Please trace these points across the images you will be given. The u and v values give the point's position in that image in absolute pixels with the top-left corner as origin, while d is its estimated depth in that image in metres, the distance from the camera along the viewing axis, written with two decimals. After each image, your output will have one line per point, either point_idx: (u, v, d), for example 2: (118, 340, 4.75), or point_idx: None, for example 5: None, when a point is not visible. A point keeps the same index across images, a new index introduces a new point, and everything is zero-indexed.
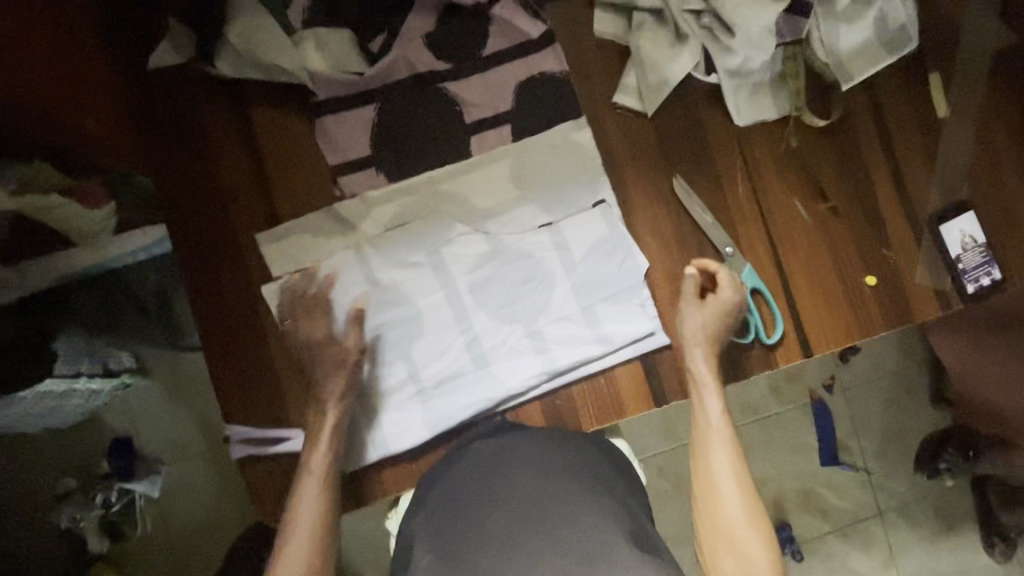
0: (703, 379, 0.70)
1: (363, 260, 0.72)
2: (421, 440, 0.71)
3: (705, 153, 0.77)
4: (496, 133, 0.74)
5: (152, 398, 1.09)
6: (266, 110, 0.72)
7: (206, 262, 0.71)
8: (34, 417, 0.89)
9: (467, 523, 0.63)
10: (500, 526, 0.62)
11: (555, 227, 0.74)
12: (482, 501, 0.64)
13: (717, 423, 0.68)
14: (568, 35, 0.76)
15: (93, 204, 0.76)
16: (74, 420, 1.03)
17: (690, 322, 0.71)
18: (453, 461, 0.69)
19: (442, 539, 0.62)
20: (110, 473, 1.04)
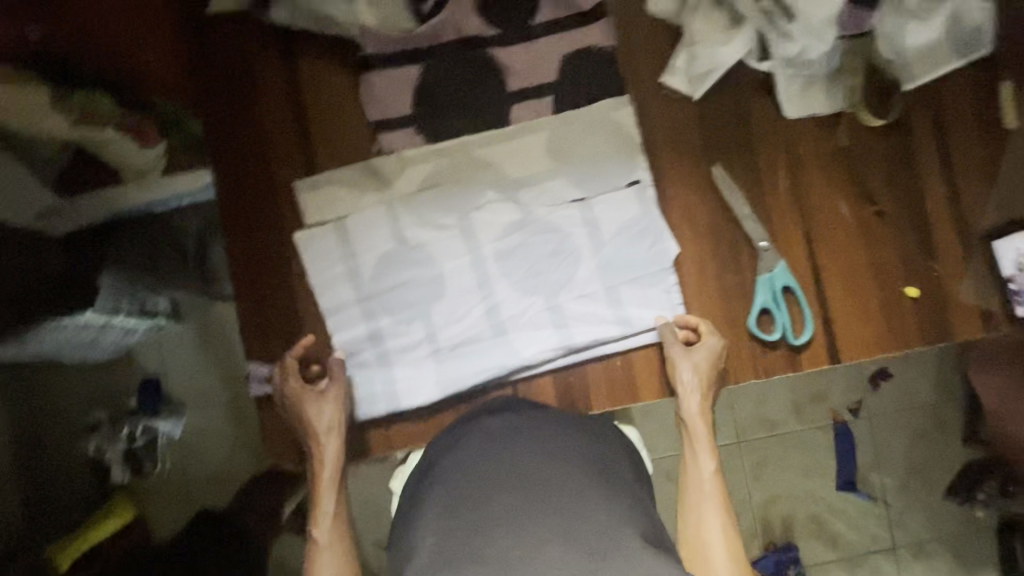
0: (696, 438, 0.70)
1: (394, 217, 0.72)
2: (432, 399, 0.71)
3: (749, 145, 0.75)
4: (537, 104, 0.73)
5: (182, 341, 1.08)
6: (315, 61, 0.73)
7: (245, 204, 0.73)
8: (73, 347, 0.92)
9: (470, 504, 0.58)
10: (506, 510, 0.56)
11: (586, 204, 0.73)
12: (489, 482, 0.59)
13: (712, 482, 0.68)
14: (620, 10, 0.74)
15: (146, 143, 0.81)
16: (110, 353, 1.03)
17: (683, 380, 0.70)
18: (460, 439, 0.64)
19: (444, 518, 0.57)
20: (136, 409, 1.04)
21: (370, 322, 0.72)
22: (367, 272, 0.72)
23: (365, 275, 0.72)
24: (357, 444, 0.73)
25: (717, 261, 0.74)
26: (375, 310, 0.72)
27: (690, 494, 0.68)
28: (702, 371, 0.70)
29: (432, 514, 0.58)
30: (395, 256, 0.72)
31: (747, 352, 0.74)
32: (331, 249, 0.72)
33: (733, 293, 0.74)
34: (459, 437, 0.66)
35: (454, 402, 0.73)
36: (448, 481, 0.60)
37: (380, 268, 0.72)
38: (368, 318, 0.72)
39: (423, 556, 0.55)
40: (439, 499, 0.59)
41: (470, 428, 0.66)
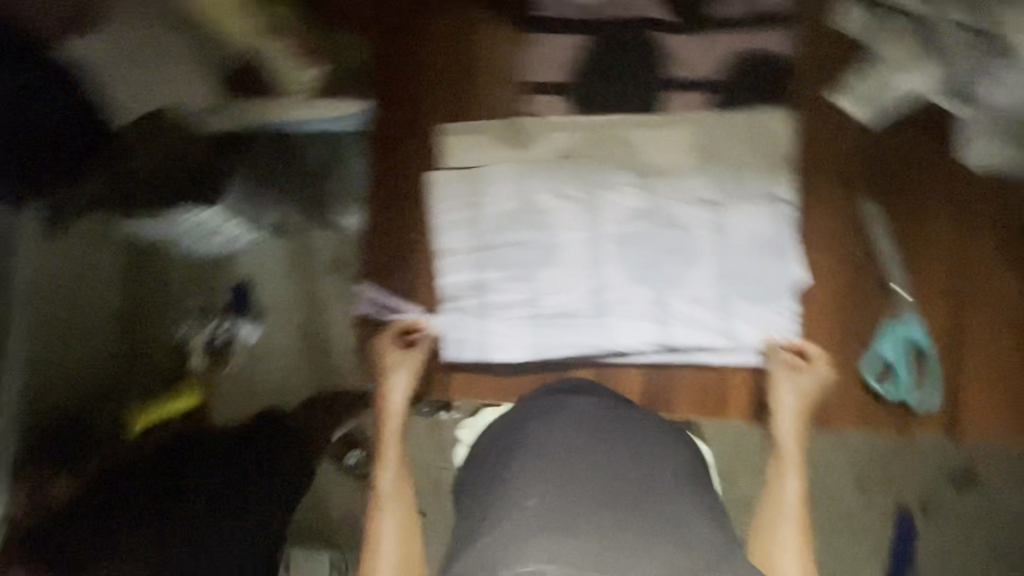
0: (785, 458, 0.65)
1: (525, 176, 0.73)
2: (519, 359, 0.73)
3: (910, 186, 0.70)
4: (693, 97, 0.72)
5: None
6: (487, 11, 0.75)
7: (394, 137, 0.77)
8: None
9: (569, 478, 0.52)
10: (611, 496, 0.51)
11: (720, 207, 0.71)
12: (589, 461, 0.54)
13: (795, 502, 0.62)
14: (805, 19, 0.71)
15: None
16: None
17: (781, 401, 0.67)
18: (556, 412, 0.62)
19: (541, 485, 0.51)
20: None
21: (478, 272, 0.73)
22: (487, 223, 0.74)
23: (484, 225, 0.74)
24: (436, 385, 0.75)
25: (843, 298, 0.70)
26: (485, 261, 0.73)
27: (770, 510, 0.62)
28: (804, 397, 0.67)
29: (532, 471, 0.53)
30: (516, 214, 0.73)
31: (855, 399, 0.70)
32: (463, 194, 0.74)
33: (850, 336, 0.70)
34: (554, 407, 0.62)
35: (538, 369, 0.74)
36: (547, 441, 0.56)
37: (501, 223, 0.73)
38: (477, 268, 0.73)
39: (526, 516, 0.49)
40: (533, 454, 0.55)
41: (567, 396, 0.64)
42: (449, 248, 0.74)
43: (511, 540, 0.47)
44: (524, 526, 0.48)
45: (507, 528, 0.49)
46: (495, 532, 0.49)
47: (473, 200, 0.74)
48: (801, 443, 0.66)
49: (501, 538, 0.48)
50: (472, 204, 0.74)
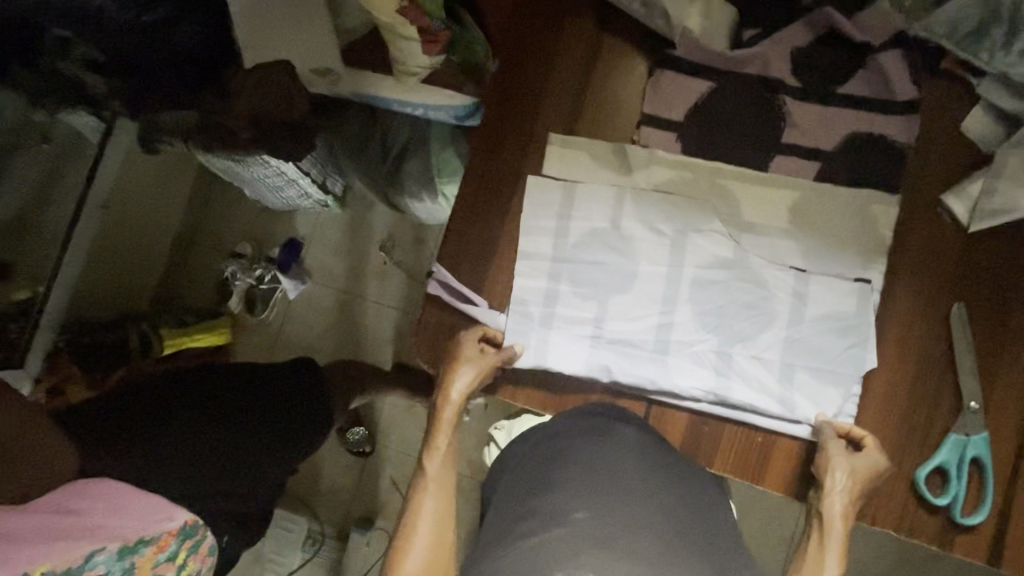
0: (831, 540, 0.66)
1: (618, 203, 0.75)
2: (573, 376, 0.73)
3: (1004, 304, 0.68)
4: (803, 163, 0.72)
5: (335, 225, 1.45)
6: (620, 39, 0.77)
7: (499, 133, 0.78)
8: (271, 186, 1.24)
9: (619, 501, 0.60)
10: (657, 522, 0.59)
11: (805, 276, 0.71)
12: (641, 487, 0.62)
13: None
14: (932, 115, 0.71)
15: (430, 51, 0.82)
16: (283, 208, 1.40)
17: (833, 480, 0.65)
18: (609, 432, 0.66)
19: (594, 500, 0.60)
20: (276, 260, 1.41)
21: (552, 282, 0.75)
22: (572, 236, 0.75)
23: (569, 239, 0.75)
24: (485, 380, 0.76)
25: (913, 397, 0.68)
26: (561, 274, 0.75)
27: None
28: (856, 479, 0.65)
29: (580, 489, 0.61)
30: (602, 236, 0.74)
31: (902, 502, 0.67)
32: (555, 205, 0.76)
33: (912, 438, 0.68)
34: (601, 427, 0.67)
35: (587, 388, 0.74)
36: (591, 463, 0.64)
37: (584, 240, 0.75)
38: (551, 278, 0.75)
39: (573, 527, 0.58)
40: (578, 474, 0.63)
41: (616, 425, 0.67)
42: (527, 252, 0.75)
43: (560, 548, 0.56)
44: (574, 536, 0.57)
45: (556, 535, 0.57)
46: (545, 535, 0.57)
47: (564, 213, 0.75)
48: (847, 524, 0.66)
49: (550, 544, 0.57)
50: (562, 216, 0.75)
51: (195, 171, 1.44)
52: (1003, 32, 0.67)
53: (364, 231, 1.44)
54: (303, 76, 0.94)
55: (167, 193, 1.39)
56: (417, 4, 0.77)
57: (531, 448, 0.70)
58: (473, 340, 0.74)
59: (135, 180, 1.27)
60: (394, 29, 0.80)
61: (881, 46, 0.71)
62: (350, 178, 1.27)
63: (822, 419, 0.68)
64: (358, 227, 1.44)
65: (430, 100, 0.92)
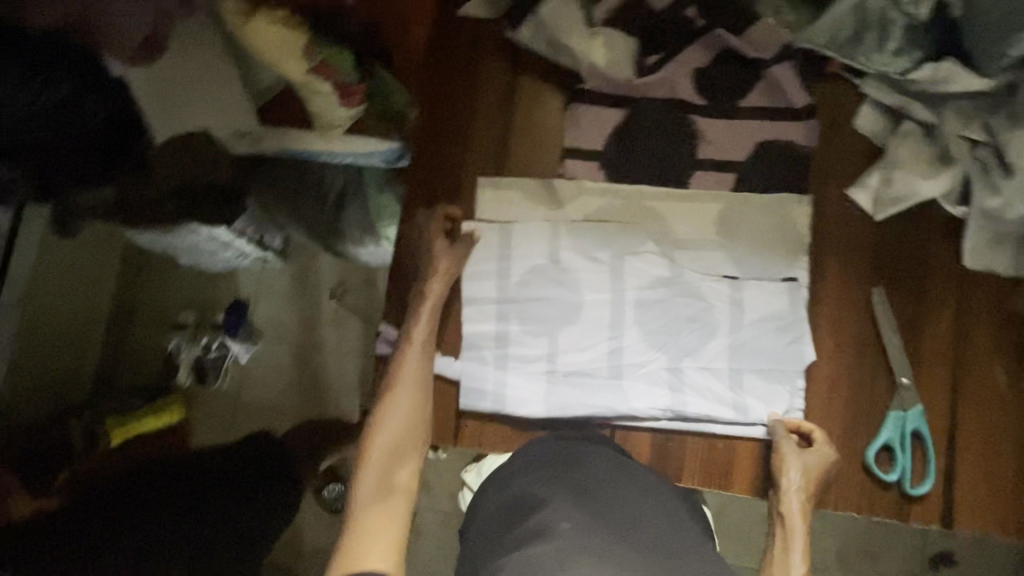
0: (793, 538, 0.66)
1: (554, 236, 0.76)
2: (536, 414, 0.73)
3: (919, 283, 0.73)
4: (720, 176, 0.76)
5: None
6: (532, 79, 0.79)
7: (429, 183, 0.80)
8: (200, 251, 1.12)
9: (607, 510, 0.60)
10: (645, 533, 0.58)
11: (737, 282, 0.74)
12: (624, 504, 0.61)
13: None
14: (827, 117, 0.76)
15: (349, 104, 0.74)
16: None
17: (788, 479, 0.68)
18: (583, 459, 0.66)
19: (583, 512, 0.59)
20: None
21: (501, 324, 0.75)
22: (513, 275, 0.76)
23: (511, 278, 0.76)
24: (449, 430, 0.76)
25: (853, 384, 0.72)
26: (508, 314, 0.75)
27: None
28: (809, 475, 0.68)
29: (561, 504, 0.60)
30: (543, 270, 0.75)
31: (857, 484, 0.71)
32: (492, 248, 0.76)
33: (858, 421, 0.72)
34: (574, 451, 0.67)
35: (550, 423, 0.75)
36: (566, 480, 0.63)
37: (527, 277, 0.75)
38: (499, 318, 0.75)
39: (565, 540, 0.56)
40: (554, 493, 0.62)
41: (584, 449, 0.67)
42: (470, 297, 0.76)
43: (553, 560, 0.54)
44: (569, 547, 0.55)
45: (546, 548, 0.55)
46: (533, 550, 0.55)
47: (503, 255, 0.76)
48: (806, 518, 0.67)
49: (541, 556, 0.54)
50: (500, 257, 0.76)
51: None
52: (874, 36, 0.72)
53: (313, 282, 1.10)
54: (224, 139, 0.89)
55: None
56: (328, 64, 0.69)
57: (498, 485, 0.67)
58: (439, 228, 0.77)
59: None
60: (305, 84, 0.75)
61: (772, 59, 0.76)
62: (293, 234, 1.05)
63: (773, 416, 0.71)
64: None
65: (355, 148, 0.77)
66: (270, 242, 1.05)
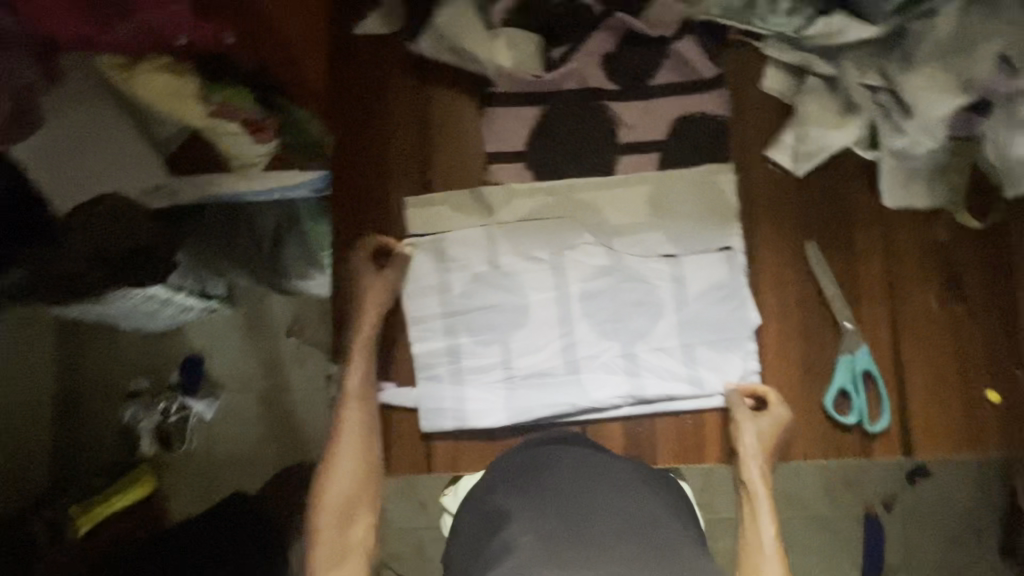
0: (757, 506, 0.67)
1: (490, 243, 0.75)
2: (500, 423, 0.73)
3: (845, 229, 0.76)
4: (644, 157, 0.76)
5: (229, 326, 1.01)
6: (442, 89, 0.77)
7: (353, 212, 0.78)
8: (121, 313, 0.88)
9: (572, 518, 0.57)
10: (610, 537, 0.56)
11: (677, 260, 0.74)
12: (592, 507, 0.58)
13: (772, 548, 0.64)
14: (736, 83, 0.77)
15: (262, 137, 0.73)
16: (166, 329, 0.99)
17: (745, 446, 0.69)
18: (551, 464, 0.63)
19: (547, 526, 0.56)
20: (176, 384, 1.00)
21: (451, 340, 0.74)
22: (455, 288, 0.75)
23: (454, 292, 0.74)
24: (420, 457, 0.74)
25: (801, 338, 0.75)
26: (456, 327, 0.74)
27: (750, 558, 0.64)
28: (766, 440, 0.69)
29: (526, 515, 0.58)
30: (485, 278, 0.75)
31: (820, 432, 0.74)
32: (432, 266, 0.75)
33: (812, 371, 0.74)
34: (546, 455, 0.64)
35: (518, 429, 0.74)
36: (527, 483, 0.62)
37: (470, 288, 0.74)
38: (448, 334, 0.74)
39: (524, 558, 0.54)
40: (512, 501, 0.60)
41: (552, 452, 0.65)
42: (415, 318, 0.74)
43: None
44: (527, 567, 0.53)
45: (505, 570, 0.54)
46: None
47: (444, 272, 0.75)
48: (766, 480, 0.68)
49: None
50: (441, 273, 0.75)
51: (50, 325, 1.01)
52: None
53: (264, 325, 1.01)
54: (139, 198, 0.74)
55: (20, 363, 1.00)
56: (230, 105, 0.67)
57: (474, 501, 0.64)
58: (367, 263, 0.74)
59: None
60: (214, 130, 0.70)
61: (674, 35, 0.76)
62: (236, 280, 0.94)
63: (726, 388, 0.72)
64: (256, 319, 1.01)
65: (275, 181, 0.80)
66: (213, 291, 0.94)
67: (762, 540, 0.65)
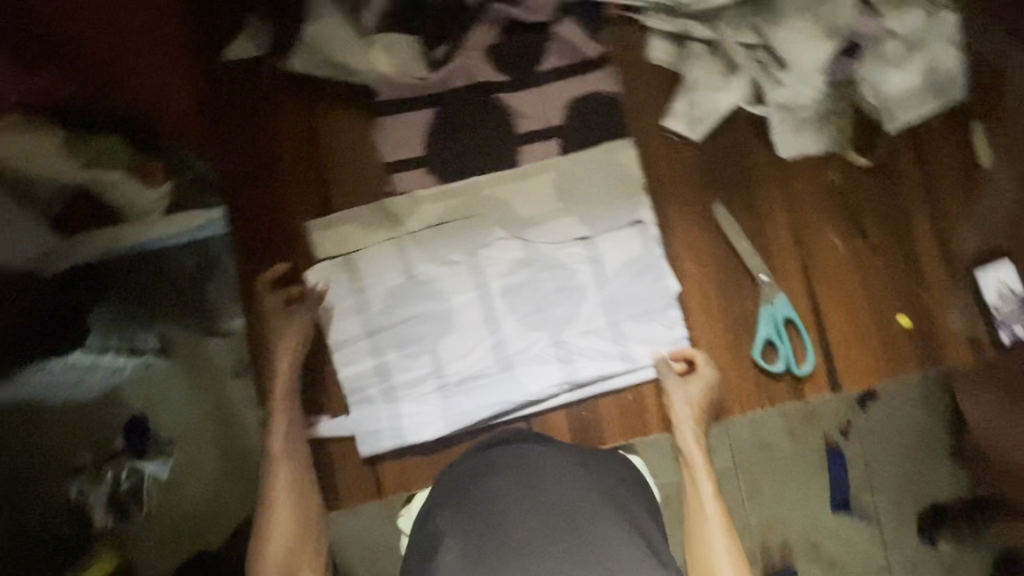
0: (693, 467, 0.69)
1: (403, 253, 0.73)
2: (441, 433, 0.72)
3: (747, 185, 0.78)
4: (544, 144, 0.76)
5: (168, 381, 0.77)
6: (328, 105, 0.74)
7: (259, 245, 0.75)
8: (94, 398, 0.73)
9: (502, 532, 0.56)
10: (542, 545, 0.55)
11: (591, 241, 0.75)
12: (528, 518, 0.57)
13: (714, 505, 0.65)
14: (622, 57, 0.77)
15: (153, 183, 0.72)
16: (86, 401, 0.73)
17: (678, 411, 0.71)
18: (490, 472, 0.62)
19: (473, 544, 0.55)
20: (118, 451, 0.74)
21: (378, 358, 0.72)
22: (375, 305, 0.73)
23: (374, 309, 0.73)
24: (369, 483, 0.72)
25: (722, 298, 0.77)
26: (382, 344, 0.72)
27: (694, 522, 0.65)
28: (696, 403, 0.71)
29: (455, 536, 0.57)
30: (403, 290, 0.73)
31: (753, 384, 0.76)
32: (348, 288, 0.73)
33: (738, 327, 0.76)
34: (484, 463, 0.63)
35: (463, 436, 0.73)
36: (467, 510, 0.59)
37: (390, 301, 0.73)
38: (375, 353, 0.72)
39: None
40: (449, 530, 0.58)
41: (492, 458, 0.63)
42: (338, 342, 0.73)
43: None
44: None
45: None
46: None
47: (362, 292, 0.73)
48: (702, 445, 0.70)
49: None
50: (358, 292, 0.73)
51: None
52: None
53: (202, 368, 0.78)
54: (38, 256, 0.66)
55: None
56: (99, 155, 0.67)
57: (420, 522, 0.63)
58: (277, 298, 0.72)
59: None
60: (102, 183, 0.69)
61: (553, 19, 0.76)
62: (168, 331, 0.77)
63: (654, 358, 0.74)
64: (200, 365, 0.78)
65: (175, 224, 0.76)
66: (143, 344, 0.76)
67: (704, 502, 0.66)
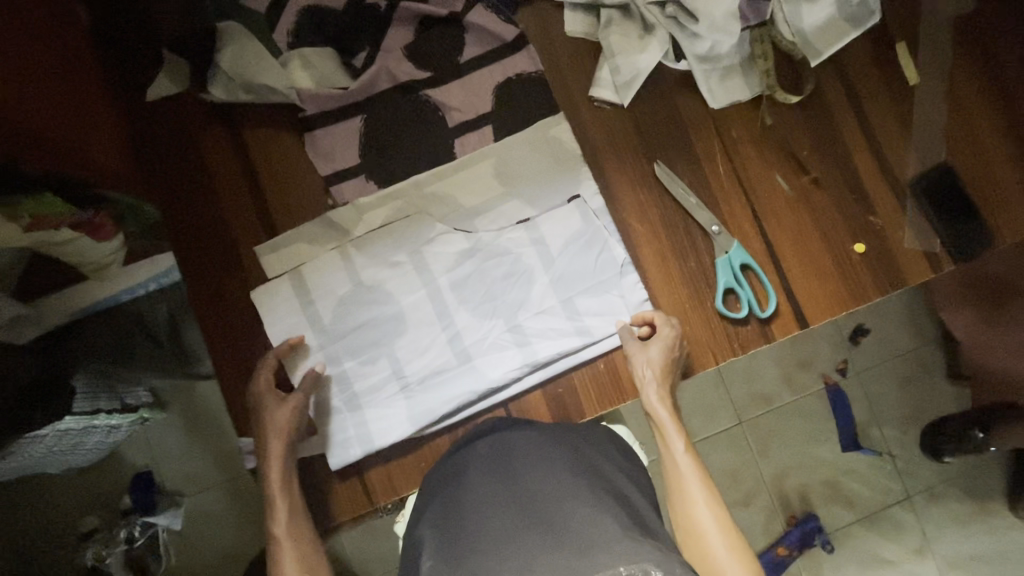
0: (664, 428, 0.74)
1: (347, 261, 0.74)
2: (406, 434, 0.72)
3: (684, 141, 0.78)
4: (478, 133, 0.76)
5: (170, 429, 1.19)
6: (259, 129, 0.75)
7: (205, 277, 0.74)
8: (64, 453, 0.97)
9: (473, 522, 0.60)
10: (509, 529, 0.58)
11: (532, 223, 0.75)
12: (499, 505, 0.61)
13: (685, 461, 0.72)
14: (541, 36, 0.78)
15: (102, 236, 0.80)
16: (97, 458, 1.13)
17: (641, 373, 0.72)
18: (465, 469, 0.66)
19: (446, 543, 0.59)
20: (133, 508, 1.14)
21: (336, 367, 0.73)
22: (326, 317, 0.74)
23: (327, 321, 0.74)
24: (359, 495, 0.72)
25: (676, 253, 0.77)
26: (337, 353, 0.73)
27: (672, 481, 0.72)
28: (658, 364, 0.72)
29: (432, 539, 0.61)
30: (352, 298, 0.74)
31: (719, 333, 0.77)
32: (306, 304, 0.73)
33: (698, 280, 0.77)
34: (461, 462, 0.68)
35: (442, 433, 0.74)
36: (443, 511, 0.63)
37: (340, 311, 0.74)
38: (332, 362, 0.73)
39: None
40: (430, 531, 0.62)
41: (464, 457, 0.68)
42: (302, 359, 0.73)
43: None
44: None
45: None
46: None
47: (317, 308, 0.73)
48: (667, 406, 0.73)
49: None
50: (312, 308, 0.73)
51: (75, 471, 1.17)
52: None
53: (205, 417, 1.19)
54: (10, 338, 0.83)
55: (48, 506, 1.17)
56: (42, 215, 0.70)
57: (414, 520, 0.67)
58: (244, 327, 0.74)
59: (67, 517, 1.17)
60: (51, 241, 0.76)
61: (465, 9, 0.77)
62: (152, 380, 1.06)
63: (616, 324, 0.75)
64: (194, 415, 1.19)
65: (145, 271, 0.94)
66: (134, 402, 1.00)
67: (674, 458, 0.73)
